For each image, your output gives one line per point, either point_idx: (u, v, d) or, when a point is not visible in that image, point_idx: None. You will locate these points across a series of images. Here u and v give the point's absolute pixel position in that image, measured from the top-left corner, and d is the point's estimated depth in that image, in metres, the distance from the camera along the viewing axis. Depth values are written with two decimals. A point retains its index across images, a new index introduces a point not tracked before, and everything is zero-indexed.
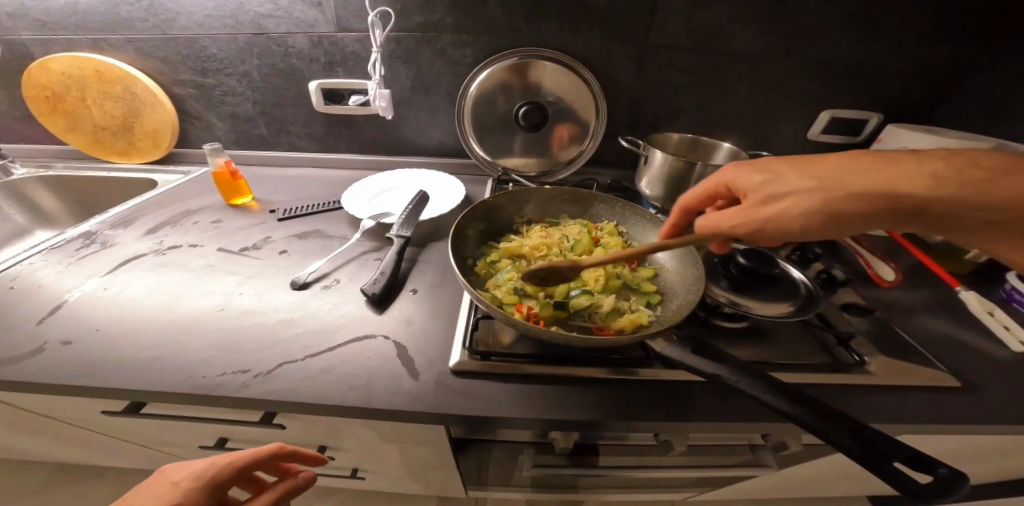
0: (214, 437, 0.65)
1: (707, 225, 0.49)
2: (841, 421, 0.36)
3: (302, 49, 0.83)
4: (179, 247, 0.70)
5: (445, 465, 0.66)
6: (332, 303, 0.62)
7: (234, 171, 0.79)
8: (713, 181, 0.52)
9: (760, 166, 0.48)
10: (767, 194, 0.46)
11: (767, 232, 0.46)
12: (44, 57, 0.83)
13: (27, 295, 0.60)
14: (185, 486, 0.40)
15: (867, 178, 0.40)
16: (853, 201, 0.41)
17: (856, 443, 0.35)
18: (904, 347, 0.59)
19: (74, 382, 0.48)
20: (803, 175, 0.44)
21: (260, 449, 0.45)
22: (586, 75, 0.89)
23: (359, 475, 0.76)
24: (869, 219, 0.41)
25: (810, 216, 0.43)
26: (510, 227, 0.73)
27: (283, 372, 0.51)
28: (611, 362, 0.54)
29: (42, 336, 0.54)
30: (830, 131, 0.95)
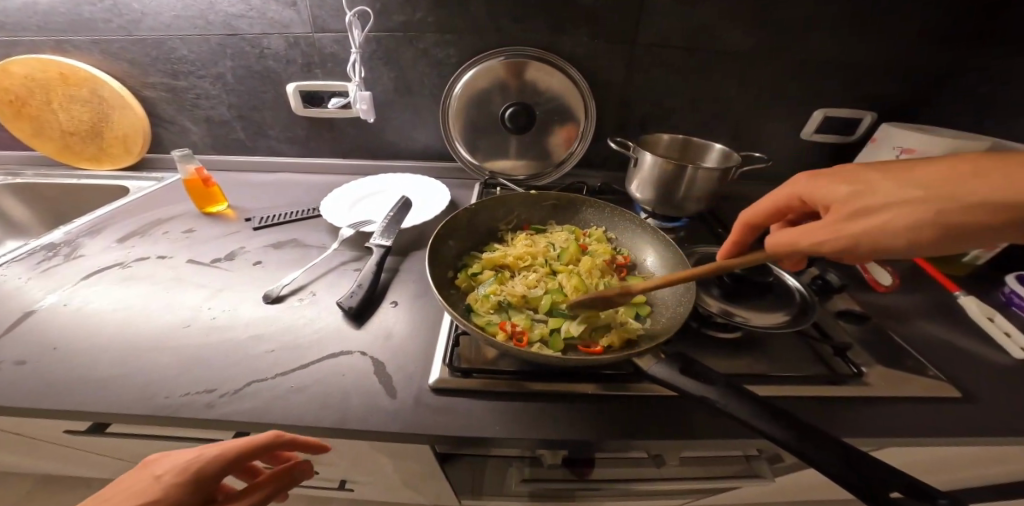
0: None
1: (781, 241, 0.41)
2: (834, 447, 0.34)
3: (278, 50, 0.80)
4: (147, 260, 0.67)
5: (434, 478, 0.63)
6: (307, 316, 0.59)
7: (206, 178, 0.76)
8: (788, 192, 0.47)
9: (847, 176, 0.42)
10: (857, 208, 0.39)
11: (851, 248, 0.39)
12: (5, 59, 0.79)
13: None
14: (167, 482, 0.36)
15: (981, 185, 0.35)
16: (969, 213, 0.35)
17: (851, 471, 0.32)
18: (902, 354, 0.57)
19: (26, 405, 0.45)
20: (897, 184, 0.38)
21: (253, 438, 0.39)
22: (573, 75, 0.86)
23: (347, 487, 0.74)
24: (987, 231, 0.35)
25: (914, 231, 0.37)
26: (495, 235, 0.70)
27: (252, 391, 0.48)
28: (599, 376, 0.52)
29: None
30: (823, 131, 0.93)
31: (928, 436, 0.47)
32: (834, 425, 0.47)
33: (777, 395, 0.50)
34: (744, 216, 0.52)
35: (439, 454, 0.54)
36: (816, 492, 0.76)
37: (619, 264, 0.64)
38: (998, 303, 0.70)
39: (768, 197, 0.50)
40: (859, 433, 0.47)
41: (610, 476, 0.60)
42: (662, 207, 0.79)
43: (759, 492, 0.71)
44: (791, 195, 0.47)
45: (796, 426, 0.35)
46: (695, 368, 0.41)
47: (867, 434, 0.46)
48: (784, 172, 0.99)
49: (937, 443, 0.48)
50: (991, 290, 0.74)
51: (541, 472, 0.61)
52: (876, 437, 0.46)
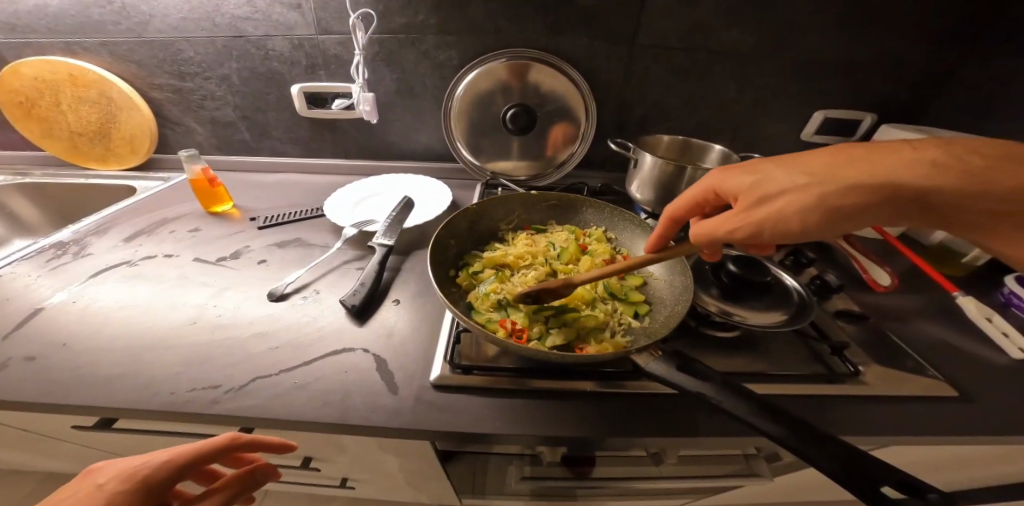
0: None
1: (700, 233, 0.46)
2: (827, 444, 0.34)
3: (282, 51, 0.81)
4: (154, 258, 0.68)
5: (436, 476, 0.64)
6: (309, 314, 0.59)
7: (212, 179, 0.77)
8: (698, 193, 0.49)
9: (750, 167, 0.44)
10: (758, 196, 0.42)
11: (760, 233, 0.42)
12: (16, 62, 0.80)
13: None
14: (110, 490, 0.35)
15: (852, 174, 0.36)
16: (845, 195, 0.36)
17: (843, 467, 0.33)
18: (900, 353, 0.58)
19: (36, 401, 0.46)
20: (789, 171, 0.40)
21: (207, 442, 0.40)
22: (573, 76, 0.87)
23: (349, 484, 0.75)
24: (863, 215, 0.36)
25: (806, 212, 0.38)
26: (496, 234, 0.71)
27: (255, 388, 0.48)
28: (599, 374, 0.52)
29: (4, 352, 0.51)
30: (824, 132, 0.93)
31: (925, 434, 0.48)
32: (830, 422, 0.48)
33: (775, 393, 0.50)
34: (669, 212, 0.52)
35: (441, 450, 0.55)
36: (816, 492, 0.76)
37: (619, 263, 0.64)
38: (997, 303, 0.71)
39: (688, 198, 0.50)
40: (857, 430, 0.47)
41: (610, 474, 0.61)
42: (662, 207, 0.80)
43: (760, 492, 0.71)
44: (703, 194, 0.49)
45: (790, 423, 0.35)
46: (692, 365, 0.42)
47: (865, 432, 0.47)
48: None
49: (932, 441, 0.49)
50: (989, 290, 0.74)
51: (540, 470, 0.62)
52: (873, 435, 0.47)
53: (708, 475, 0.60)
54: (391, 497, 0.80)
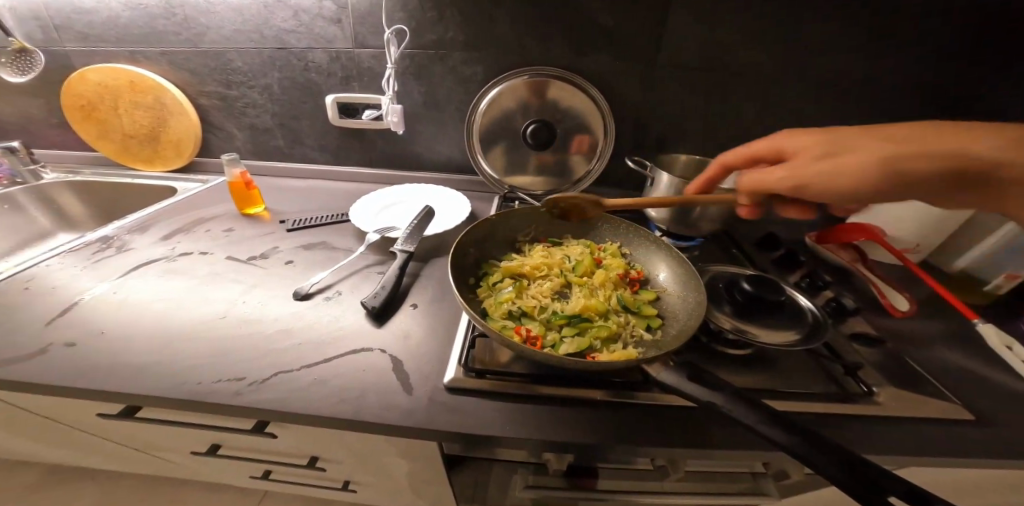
0: (207, 442, 0.67)
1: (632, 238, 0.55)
2: (838, 453, 0.34)
3: (321, 64, 0.86)
4: (189, 255, 0.71)
5: (440, 482, 0.64)
6: (331, 315, 0.62)
7: (248, 182, 0.81)
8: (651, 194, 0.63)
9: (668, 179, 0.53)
10: None
11: None
12: (83, 67, 0.88)
13: (40, 297, 0.61)
14: None
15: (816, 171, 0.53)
16: None
17: (853, 477, 0.33)
18: (916, 377, 0.57)
19: (75, 384, 0.49)
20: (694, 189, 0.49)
21: None
22: (595, 95, 0.90)
23: (350, 487, 0.76)
24: None
25: None
26: (512, 245, 0.72)
27: (278, 381, 0.51)
28: (609, 384, 0.53)
29: (48, 337, 0.55)
30: None
31: (941, 456, 0.47)
32: (844, 439, 0.47)
33: (786, 409, 0.50)
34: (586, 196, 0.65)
35: (449, 452, 0.56)
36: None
37: (632, 278, 0.66)
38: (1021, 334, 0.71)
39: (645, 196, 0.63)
40: (872, 450, 0.46)
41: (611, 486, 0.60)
42: (678, 225, 0.81)
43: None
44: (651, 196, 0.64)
45: (800, 432, 0.36)
46: (703, 374, 0.42)
47: (880, 452, 0.46)
48: None
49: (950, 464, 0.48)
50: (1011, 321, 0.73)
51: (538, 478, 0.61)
52: (887, 454, 0.46)
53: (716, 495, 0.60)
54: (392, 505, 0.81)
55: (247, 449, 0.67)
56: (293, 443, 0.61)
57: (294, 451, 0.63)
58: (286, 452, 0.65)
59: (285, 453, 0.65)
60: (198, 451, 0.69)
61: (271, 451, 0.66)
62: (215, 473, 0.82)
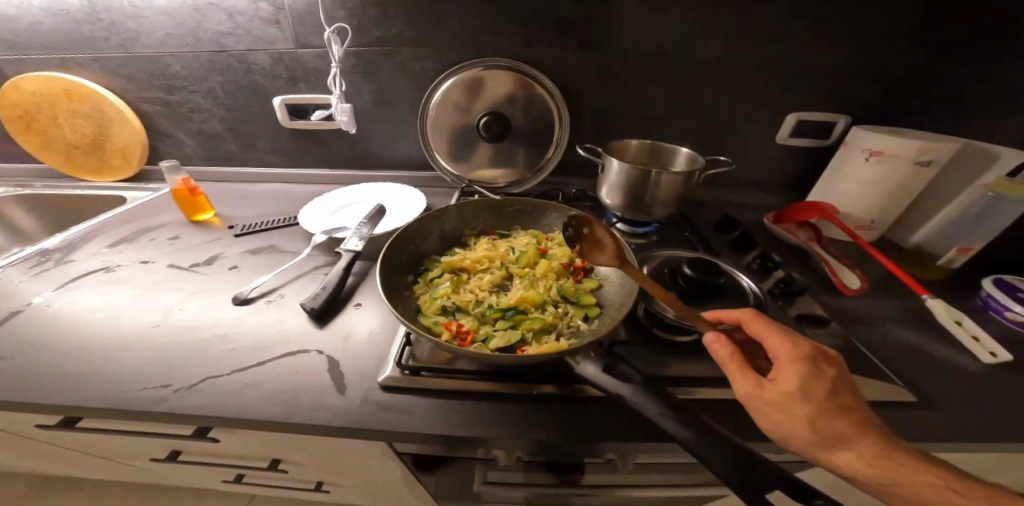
0: (167, 449, 0.67)
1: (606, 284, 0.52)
2: (731, 448, 0.34)
3: (263, 65, 0.84)
4: (129, 265, 0.70)
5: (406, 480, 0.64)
6: (271, 318, 0.61)
7: (193, 188, 0.80)
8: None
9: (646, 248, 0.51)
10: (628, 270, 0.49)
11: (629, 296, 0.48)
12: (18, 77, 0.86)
13: None
14: None
15: (775, 323, 0.42)
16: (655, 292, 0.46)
17: (736, 470, 0.33)
18: (856, 359, 0.57)
19: None
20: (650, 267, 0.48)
21: None
22: (547, 84, 0.88)
23: (324, 488, 0.75)
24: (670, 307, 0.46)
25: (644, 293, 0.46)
26: (459, 240, 0.72)
27: (206, 386, 0.50)
28: (547, 377, 0.53)
29: None
30: (799, 136, 0.92)
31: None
32: (772, 428, 0.47)
33: (718, 398, 0.49)
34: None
35: (401, 452, 0.56)
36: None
37: (577, 267, 0.65)
38: (975, 307, 0.70)
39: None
40: None
41: (592, 482, 0.60)
42: (633, 211, 0.80)
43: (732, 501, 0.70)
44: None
45: (696, 424, 0.36)
46: (619, 367, 0.42)
47: None
48: (762, 178, 1.00)
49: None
50: (965, 295, 0.73)
51: (510, 477, 0.60)
52: None
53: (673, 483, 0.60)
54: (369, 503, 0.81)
55: (211, 454, 0.66)
56: (244, 447, 0.60)
57: (255, 453, 0.63)
58: (246, 455, 0.64)
59: (245, 457, 0.65)
60: (160, 457, 0.69)
61: (231, 455, 0.65)
62: (189, 479, 0.82)
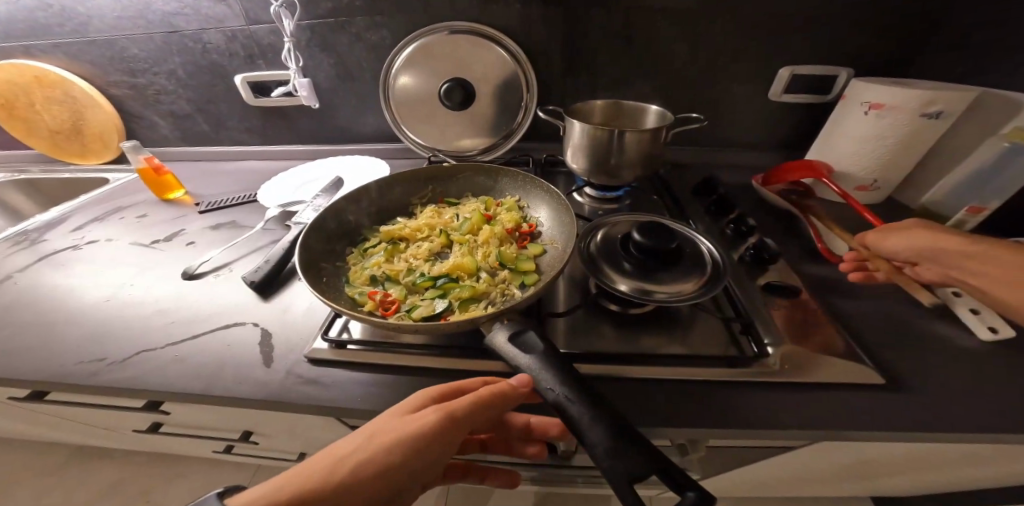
0: (147, 421, 0.68)
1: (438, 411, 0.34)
2: (608, 424, 0.30)
3: (218, 44, 0.84)
4: (95, 243, 0.73)
5: None
6: (217, 290, 0.62)
7: (158, 167, 0.82)
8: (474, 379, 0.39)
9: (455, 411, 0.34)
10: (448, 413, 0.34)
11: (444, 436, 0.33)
12: None
13: None
14: None
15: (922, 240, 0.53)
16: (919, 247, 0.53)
17: (609, 454, 0.28)
18: (825, 336, 0.51)
19: None
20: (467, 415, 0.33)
21: None
22: (511, 47, 0.83)
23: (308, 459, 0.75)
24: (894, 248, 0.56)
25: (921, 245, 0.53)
26: (406, 210, 0.70)
27: (139, 360, 0.51)
28: (475, 352, 0.51)
29: None
30: (793, 90, 0.83)
31: (825, 428, 0.42)
32: (706, 412, 0.44)
33: (649, 376, 0.47)
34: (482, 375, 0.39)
35: (351, 424, 0.55)
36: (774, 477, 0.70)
37: (522, 232, 0.62)
38: None
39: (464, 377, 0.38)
40: (736, 423, 0.43)
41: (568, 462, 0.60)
42: (600, 175, 0.73)
43: (712, 479, 0.66)
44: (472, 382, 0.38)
45: (587, 398, 0.32)
46: (524, 336, 0.38)
47: (747, 425, 0.42)
48: (753, 138, 0.91)
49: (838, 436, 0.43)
50: None
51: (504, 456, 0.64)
52: (757, 428, 0.42)
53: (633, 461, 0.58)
54: None
55: (184, 426, 0.67)
56: (203, 418, 0.61)
57: (226, 425, 0.63)
58: (218, 427, 0.64)
59: (217, 428, 0.65)
60: (142, 429, 0.71)
61: (202, 426, 0.65)
62: (184, 448, 0.85)
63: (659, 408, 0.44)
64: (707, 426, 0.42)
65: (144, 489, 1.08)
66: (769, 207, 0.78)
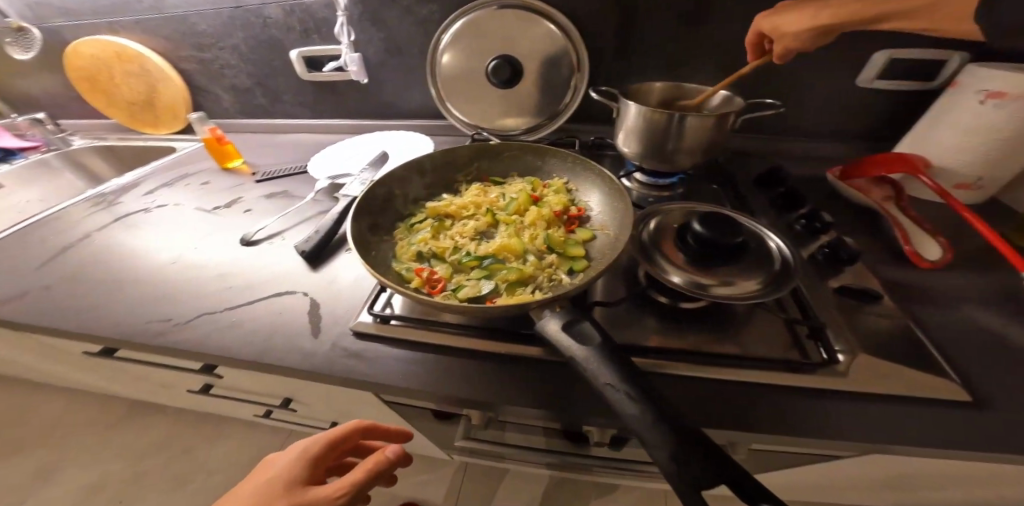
0: (200, 382, 0.73)
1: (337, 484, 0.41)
2: (672, 428, 0.28)
3: (278, 18, 0.86)
4: (164, 207, 0.78)
5: (402, 423, 0.67)
6: (271, 257, 0.64)
7: (220, 137, 0.85)
8: (354, 422, 0.48)
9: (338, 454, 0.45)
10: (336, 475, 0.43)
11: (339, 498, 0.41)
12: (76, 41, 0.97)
13: (36, 245, 0.70)
14: None
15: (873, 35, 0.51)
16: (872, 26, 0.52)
17: (672, 461, 0.27)
18: (907, 345, 0.46)
19: (36, 321, 0.56)
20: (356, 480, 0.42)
21: None
22: (564, 23, 0.79)
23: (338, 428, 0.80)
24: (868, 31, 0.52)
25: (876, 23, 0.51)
26: (451, 187, 0.69)
27: (200, 321, 0.54)
28: (513, 336, 0.50)
29: (30, 281, 0.62)
30: (888, 76, 0.74)
31: (898, 444, 0.38)
32: (762, 416, 0.41)
33: (701, 376, 0.44)
34: (363, 421, 0.48)
35: (388, 399, 0.57)
36: (815, 489, 0.67)
37: (571, 216, 0.60)
38: None
39: (347, 423, 0.47)
40: (796, 430, 0.40)
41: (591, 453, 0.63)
42: (654, 161, 0.69)
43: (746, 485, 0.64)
44: (352, 432, 0.47)
45: (653, 400, 0.30)
46: (579, 325, 0.37)
47: (809, 434, 0.39)
48: (827, 125, 0.83)
49: (911, 453, 0.39)
50: None
51: (531, 441, 0.65)
52: (821, 437, 0.39)
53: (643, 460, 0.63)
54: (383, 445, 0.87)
55: (232, 389, 0.72)
56: (250, 382, 0.65)
57: (269, 390, 0.66)
58: (263, 392, 0.68)
59: (261, 394, 0.69)
60: (196, 389, 0.76)
61: (249, 390, 0.69)
62: (229, 410, 0.91)
63: (710, 407, 0.42)
64: (763, 431, 0.40)
65: (195, 442, 1.19)
66: (843, 202, 0.71)
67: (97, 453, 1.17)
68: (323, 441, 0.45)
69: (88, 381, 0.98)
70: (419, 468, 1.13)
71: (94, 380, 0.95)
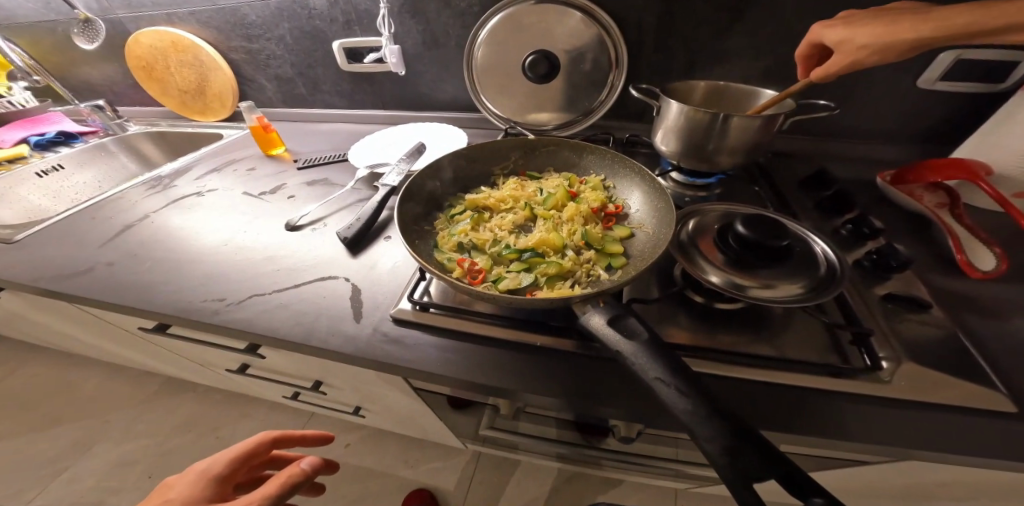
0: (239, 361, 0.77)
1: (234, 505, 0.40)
2: (722, 421, 0.30)
3: (322, 10, 0.88)
4: (213, 191, 0.82)
5: (423, 411, 0.69)
6: (313, 243, 0.67)
7: (266, 126, 0.89)
8: (263, 435, 0.50)
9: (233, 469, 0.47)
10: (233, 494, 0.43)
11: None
12: (135, 31, 1.02)
13: (97, 224, 0.75)
14: None
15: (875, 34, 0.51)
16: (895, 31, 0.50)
17: (722, 453, 0.28)
18: (952, 354, 0.45)
19: (101, 296, 0.60)
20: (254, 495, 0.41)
21: None
22: (604, 20, 0.78)
23: (362, 411, 0.83)
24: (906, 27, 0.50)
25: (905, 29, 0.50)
26: (488, 181, 0.70)
27: (252, 302, 0.57)
28: (548, 328, 0.51)
29: (95, 259, 0.67)
30: (953, 77, 0.70)
31: (932, 450, 0.38)
32: (799, 419, 0.41)
33: (737, 376, 0.44)
34: (272, 432, 0.50)
35: (417, 387, 0.59)
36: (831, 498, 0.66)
37: (608, 212, 0.61)
38: None
39: (254, 439, 0.49)
40: (829, 433, 0.40)
41: (606, 448, 0.64)
42: (693, 159, 0.68)
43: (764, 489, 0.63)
44: (262, 445, 0.49)
45: (702, 395, 0.31)
46: (624, 321, 0.38)
47: (843, 437, 0.39)
48: (873, 126, 0.80)
49: (943, 460, 0.39)
50: None
51: (545, 432, 0.66)
52: (853, 440, 0.39)
53: (656, 458, 0.63)
54: (404, 431, 0.90)
55: (268, 369, 0.75)
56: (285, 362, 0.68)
57: (302, 372, 0.69)
58: (295, 373, 0.71)
59: (296, 375, 0.73)
60: (234, 368, 0.80)
61: (283, 371, 0.73)
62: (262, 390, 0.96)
63: (746, 405, 0.42)
64: (796, 433, 0.40)
65: (227, 417, 1.26)
66: (886, 208, 0.69)
67: (143, 421, 1.26)
68: (224, 461, 0.47)
69: (136, 357, 1.04)
70: (433, 455, 1.17)
71: (140, 356, 1.01)
